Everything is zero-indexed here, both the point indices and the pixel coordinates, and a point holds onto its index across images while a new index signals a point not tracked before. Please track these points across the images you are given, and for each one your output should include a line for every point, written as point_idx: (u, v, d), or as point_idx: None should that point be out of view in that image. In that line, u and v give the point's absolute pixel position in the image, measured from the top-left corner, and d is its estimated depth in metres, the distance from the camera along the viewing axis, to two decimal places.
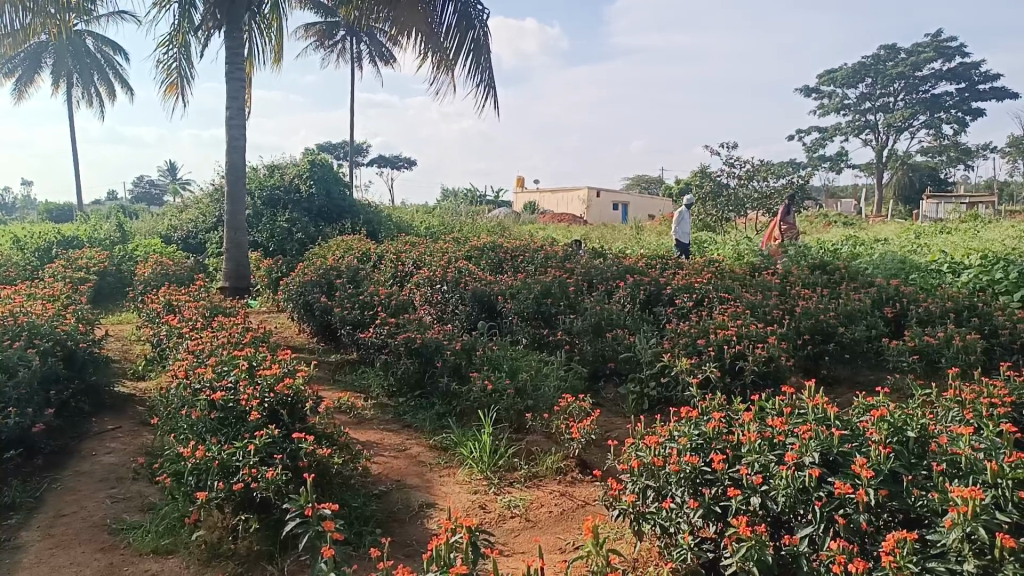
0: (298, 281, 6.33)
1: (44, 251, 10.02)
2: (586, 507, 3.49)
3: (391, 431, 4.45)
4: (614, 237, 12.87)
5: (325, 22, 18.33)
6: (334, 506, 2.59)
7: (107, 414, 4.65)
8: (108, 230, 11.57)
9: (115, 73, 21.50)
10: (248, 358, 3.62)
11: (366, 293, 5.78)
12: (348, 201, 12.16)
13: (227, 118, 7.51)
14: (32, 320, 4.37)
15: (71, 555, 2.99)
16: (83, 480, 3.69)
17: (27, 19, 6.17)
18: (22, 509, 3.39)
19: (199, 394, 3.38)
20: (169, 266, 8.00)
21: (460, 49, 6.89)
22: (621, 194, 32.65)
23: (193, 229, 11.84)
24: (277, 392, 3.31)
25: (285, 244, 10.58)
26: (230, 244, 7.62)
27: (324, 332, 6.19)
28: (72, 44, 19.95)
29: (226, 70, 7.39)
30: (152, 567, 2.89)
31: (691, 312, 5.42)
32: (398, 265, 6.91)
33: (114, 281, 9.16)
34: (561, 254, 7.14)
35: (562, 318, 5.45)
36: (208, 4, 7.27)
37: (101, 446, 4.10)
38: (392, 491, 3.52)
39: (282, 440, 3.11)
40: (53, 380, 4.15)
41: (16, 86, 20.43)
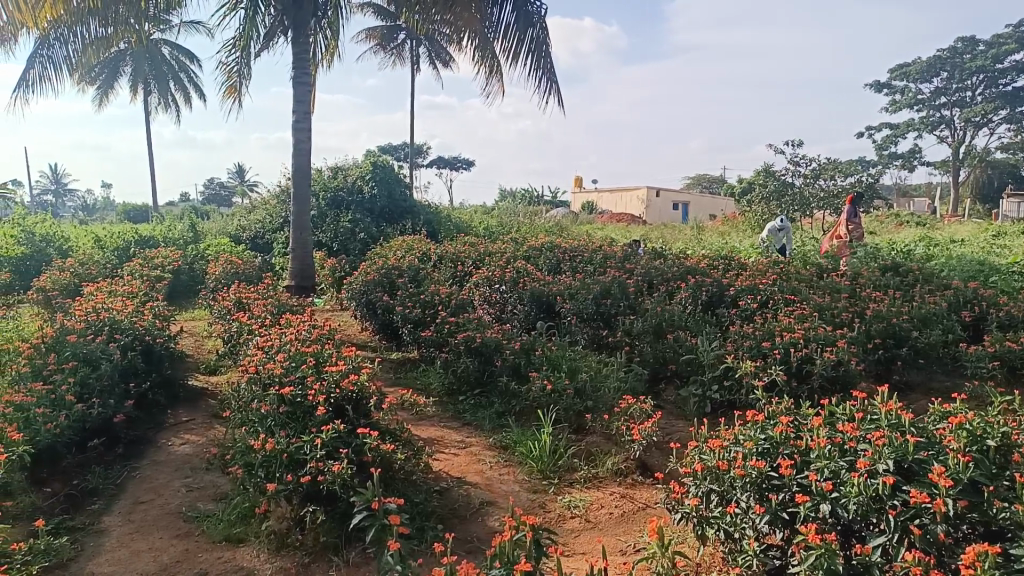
0: (360, 280, 6.47)
1: (122, 251, 10.51)
2: (647, 509, 3.47)
3: (451, 429, 4.51)
4: (674, 237, 12.70)
5: (387, 25, 18.66)
6: (399, 501, 2.64)
7: (182, 406, 4.86)
8: (182, 230, 12.07)
9: (189, 80, 22.46)
10: (315, 354, 3.72)
11: (427, 292, 5.87)
12: (409, 201, 12.34)
13: (294, 121, 7.72)
14: (113, 315, 4.61)
15: (150, 541, 3.13)
16: (160, 469, 3.86)
17: (108, 29, 6.49)
18: (104, 494, 3.57)
19: (269, 388, 3.49)
20: (239, 265, 8.27)
21: (517, 48, 6.90)
22: (681, 194, 32.15)
23: (260, 229, 12.23)
24: (342, 387, 3.39)
25: (348, 244, 10.82)
26: (296, 244, 7.85)
27: (386, 330, 6.31)
28: (151, 53, 20.87)
29: (293, 75, 7.60)
30: (225, 554, 3.01)
31: (756, 314, 5.31)
32: (457, 266, 6.99)
33: (186, 281, 9.53)
34: (621, 254, 7.09)
35: (622, 319, 5.41)
36: (277, 10, 7.49)
37: (176, 437, 4.29)
38: (454, 488, 3.55)
39: (347, 435, 3.18)
40: (133, 372, 4.37)
41: (99, 93, 21.48)
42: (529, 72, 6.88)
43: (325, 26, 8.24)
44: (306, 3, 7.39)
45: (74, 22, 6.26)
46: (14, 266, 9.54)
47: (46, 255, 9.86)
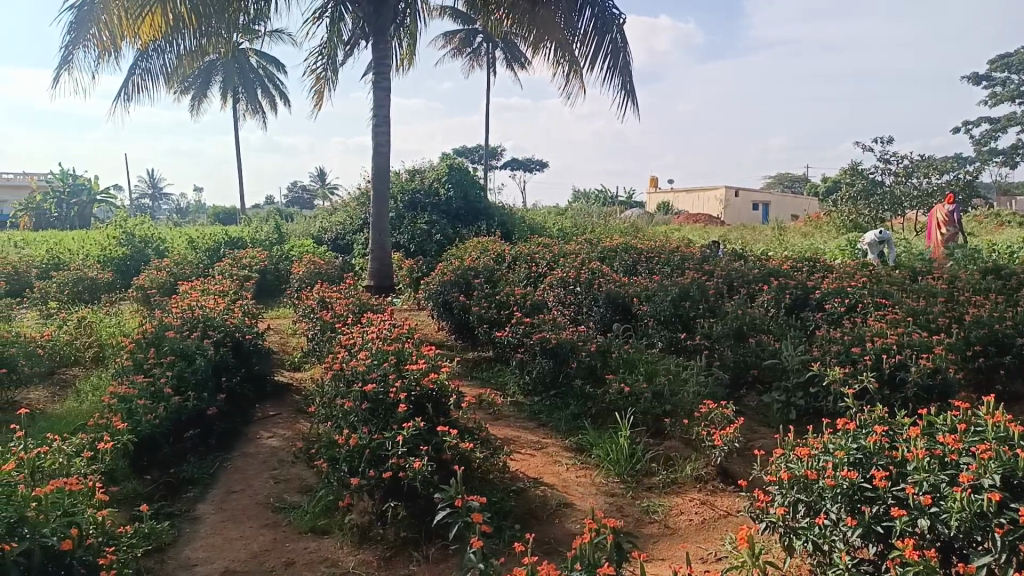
0: (437, 280, 6.56)
1: (213, 251, 11.03)
2: (729, 518, 3.39)
3: (527, 430, 4.53)
4: (754, 238, 12.35)
5: (464, 29, 18.91)
6: (479, 501, 2.67)
7: (269, 402, 5.06)
8: (268, 232, 12.56)
9: (275, 87, 23.37)
10: (397, 353, 3.79)
11: (502, 293, 5.90)
12: (484, 203, 12.42)
13: (374, 125, 7.91)
14: (206, 312, 4.83)
15: (241, 529, 3.27)
16: (249, 461, 4.03)
17: (202, 40, 6.81)
18: (199, 482, 3.76)
19: (352, 385, 3.58)
20: (322, 265, 8.54)
21: (595, 53, 6.87)
22: (761, 194, 31.23)
23: (341, 231, 12.60)
24: (423, 385, 3.45)
25: (424, 245, 11.02)
26: (375, 245, 8.04)
27: (462, 331, 6.38)
28: (240, 63, 21.81)
29: (374, 81, 7.80)
30: (310, 545, 3.12)
31: (843, 319, 5.10)
32: (532, 267, 7.00)
33: (273, 280, 9.92)
34: (699, 256, 6.94)
35: (701, 323, 5.31)
36: (359, 18, 7.69)
37: (263, 431, 4.47)
38: (530, 489, 3.56)
39: (428, 432, 3.23)
40: (225, 367, 4.58)
41: (192, 101, 22.60)
42: (606, 78, 6.87)
43: (404, 31, 8.41)
44: (387, 11, 7.55)
45: (171, 35, 6.59)
46: (117, 266, 10.14)
47: (145, 256, 10.45)
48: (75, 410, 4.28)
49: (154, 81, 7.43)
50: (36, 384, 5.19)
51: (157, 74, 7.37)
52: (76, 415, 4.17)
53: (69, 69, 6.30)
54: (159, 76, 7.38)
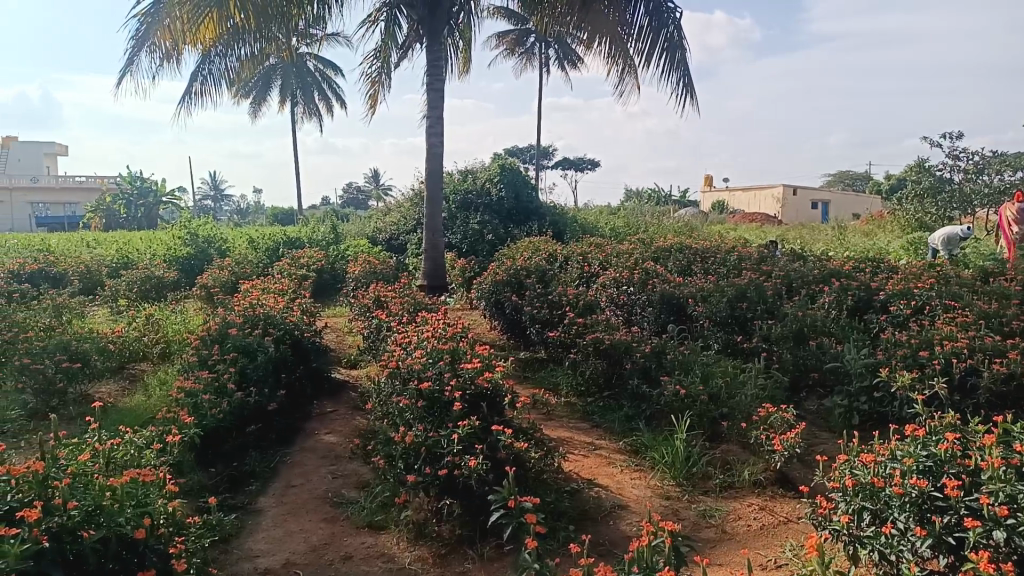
0: (490, 279, 6.58)
1: (272, 251, 11.33)
2: (789, 524, 3.31)
3: (580, 430, 4.52)
4: (814, 238, 12.03)
5: (517, 29, 18.94)
6: (535, 501, 2.67)
7: (326, 398, 5.17)
8: (325, 232, 12.83)
9: (332, 90, 23.86)
10: (452, 351, 3.82)
11: (555, 293, 5.90)
12: (536, 203, 12.40)
13: (427, 126, 8.00)
14: (267, 310, 4.96)
15: (301, 522, 3.35)
16: (308, 456, 4.12)
17: (261, 46, 7.02)
18: (260, 476, 3.87)
19: (408, 383, 3.63)
20: (377, 265, 8.68)
21: (650, 50, 6.78)
22: (821, 192, 30.39)
23: (395, 231, 12.78)
24: (477, 383, 3.47)
25: (476, 245, 11.10)
26: (429, 245, 8.12)
27: (514, 330, 6.40)
28: (298, 67, 22.32)
29: (427, 82, 7.88)
30: (367, 540, 3.18)
31: (909, 321, 4.93)
32: (585, 266, 6.97)
33: (329, 280, 10.14)
34: (757, 256, 6.80)
35: (759, 324, 5.20)
36: (415, 21, 7.80)
37: (321, 427, 4.57)
38: (584, 490, 3.55)
39: (482, 431, 3.25)
40: (284, 364, 4.69)
41: (252, 105, 23.26)
42: (662, 75, 6.78)
43: (457, 33, 8.48)
44: (442, 12, 7.61)
45: (232, 40, 6.81)
46: (182, 265, 10.51)
47: (208, 255, 10.79)
48: (144, 403, 4.45)
49: (216, 85, 7.65)
50: (107, 378, 5.42)
51: (219, 77, 7.59)
52: (145, 409, 4.33)
53: (132, 72, 6.57)
54: (222, 80, 7.60)
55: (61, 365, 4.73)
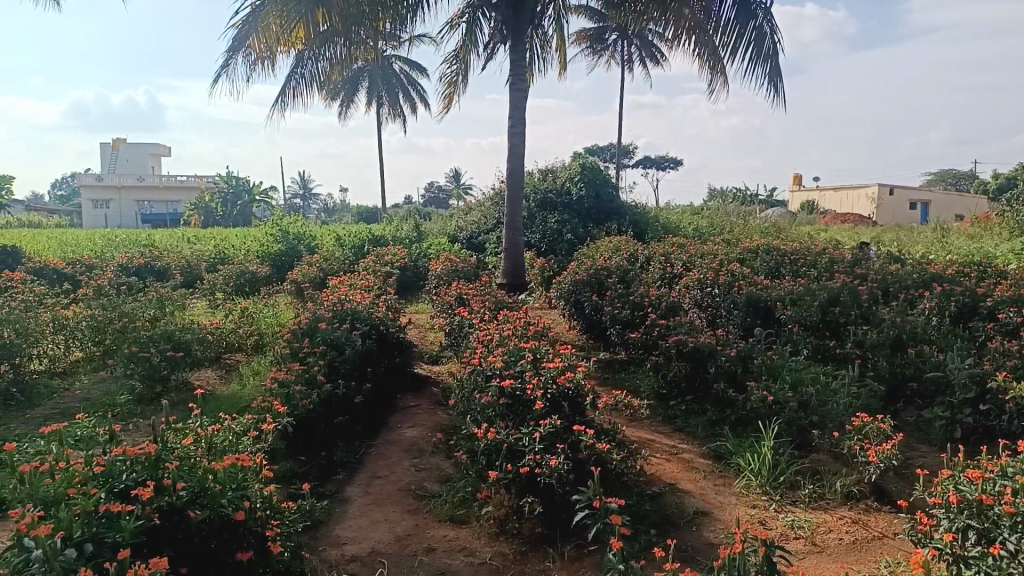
0: (570, 279, 6.56)
1: (358, 248, 11.66)
2: (884, 540, 3.17)
3: (662, 434, 4.46)
4: (912, 240, 11.40)
5: (598, 27, 18.81)
6: (621, 502, 2.66)
7: (408, 393, 5.29)
8: (408, 230, 13.12)
9: (415, 91, 24.35)
10: (533, 350, 3.83)
11: (637, 293, 5.83)
12: (617, 202, 12.28)
13: (509, 126, 8.05)
14: (354, 305, 5.10)
15: (386, 513, 3.44)
16: (392, 448, 4.23)
17: (349, 49, 7.24)
18: (347, 466, 4.00)
19: (490, 379, 3.67)
20: (458, 263, 8.81)
21: (736, 41, 6.57)
22: (920, 192, 28.80)
23: (476, 229, 12.92)
24: (559, 383, 3.46)
25: (556, 245, 11.09)
26: (509, 243, 8.18)
27: (594, 330, 6.36)
28: (384, 69, 22.89)
29: (510, 82, 7.92)
30: (450, 533, 3.24)
31: (1020, 330, 4.61)
32: (667, 267, 6.86)
33: (412, 277, 10.36)
34: (850, 258, 6.51)
35: (852, 330, 4.99)
36: (498, 20, 7.86)
37: (404, 421, 4.67)
38: (666, 494, 3.50)
39: (564, 431, 3.24)
40: (370, 358, 4.83)
41: (340, 108, 24.03)
42: (748, 68, 6.57)
43: (540, 32, 8.50)
44: (525, 12, 7.65)
45: (322, 43, 7.06)
46: (274, 261, 10.97)
47: (298, 252, 11.21)
48: (239, 392, 4.68)
49: (307, 89, 7.92)
50: (206, 367, 5.72)
51: (310, 81, 7.86)
52: (240, 397, 4.55)
53: (228, 74, 6.90)
54: (312, 83, 7.86)
55: (165, 354, 5.02)
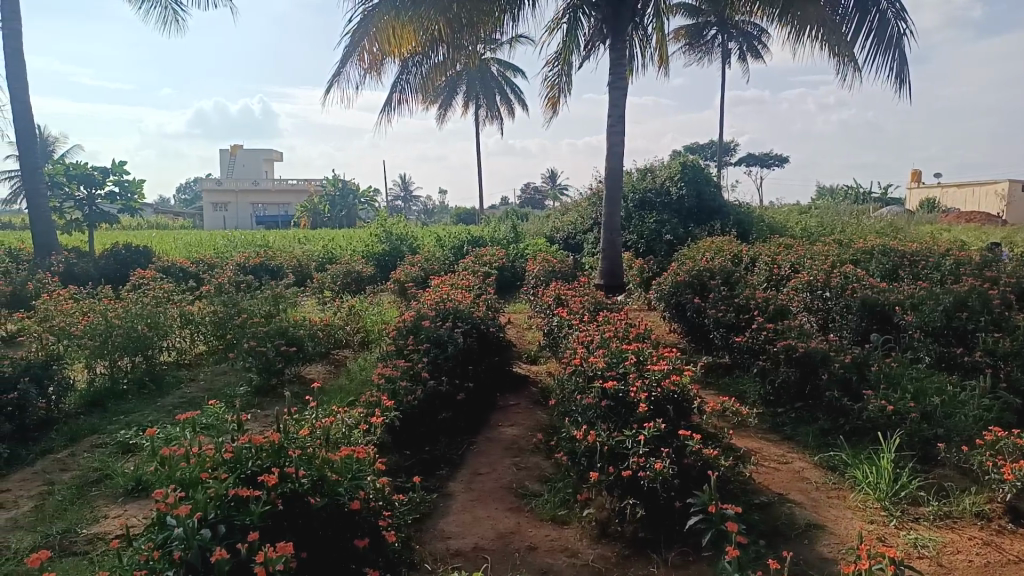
0: (671, 281, 6.43)
1: (457, 249, 11.89)
2: (1020, 564, 2.93)
3: (770, 442, 4.30)
4: None
5: (699, 22, 18.35)
6: (733, 510, 2.60)
7: (508, 392, 5.34)
8: (506, 231, 13.26)
9: (513, 93, 24.60)
10: (636, 352, 3.79)
11: (742, 296, 5.65)
12: (719, 201, 11.93)
13: (609, 125, 7.99)
14: (456, 304, 5.20)
15: (488, 509, 3.49)
16: (493, 446, 4.29)
17: (452, 52, 7.40)
18: (450, 462, 4.08)
19: (592, 380, 3.66)
20: (555, 264, 8.81)
21: (857, 28, 6.31)
22: None
23: (572, 230, 12.88)
24: (663, 386, 3.40)
25: (654, 245, 10.90)
26: (606, 244, 8.11)
27: (696, 333, 6.22)
28: (481, 72, 23.22)
29: (610, 81, 7.86)
30: (552, 532, 3.25)
31: None
32: (773, 269, 6.61)
33: (510, 277, 10.46)
34: (978, 260, 6.06)
35: (982, 337, 4.65)
36: (599, 19, 7.81)
37: (504, 420, 4.72)
38: (776, 504, 3.38)
39: (668, 435, 3.19)
40: (472, 356, 4.91)
41: (439, 112, 24.61)
42: (871, 57, 6.25)
43: (641, 29, 8.38)
44: (626, 10, 7.57)
45: (426, 48, 7.24)
46: (377, 261, 11.35)
47: (400, 252, 11.55)
48: (347, 387, 4.88)
49: (410, 93, 8.15)
50: (316, 361, 5.99)
51: (415, 87, 8.09)
52: (349, 392, 4.74)
53: (340, 83, 7.20)
54: (416, 89, 8.08)
55: (280, 348, 5.30)
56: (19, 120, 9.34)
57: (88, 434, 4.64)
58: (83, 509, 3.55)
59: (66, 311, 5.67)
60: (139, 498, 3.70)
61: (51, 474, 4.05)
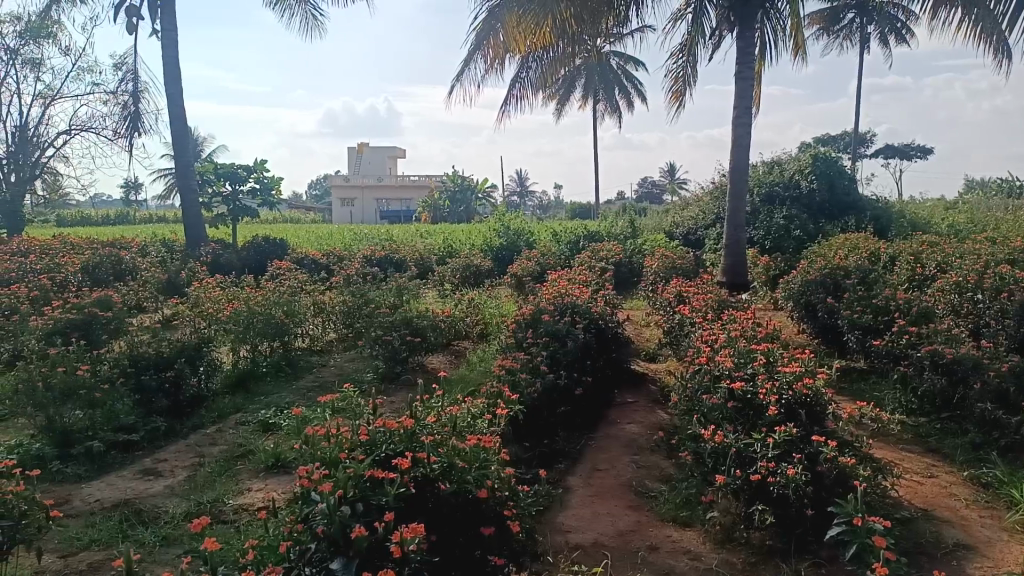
0: (800, 279, 6.10)
1: (574, 244, 11.87)
2: None
3: (911, 453, 4.01)
4: None
5: (834, 6, 17.30)
6: (880, 523, 2.44)
7: (626, 389, 5.28)
8: (623, 226, 13.10)
9: (632, 86, 24.25)
10: (766, 353, 3.64)
11: (880, 296, 5.29)
12: (854, 195, 11.23)
13: (735, 117, 7.70)
14: (575, 299, 5.18)
15: (607, 506, 3.46)
16: (611, 442, 4.26)
17: (572, 46, 7.38)
18: (569, 457, 4.09)
19: (719, 380, 3.55)
20: (676, 260, 8.61)
21: (1017, 11, 5.71)
22: None
23: (693, 225, 12.53)
24: (796, 390, 3.25)
25: (782, 242, 10.40)
26: (730, 240, 7.82)
27: (828, 335, 5.89)
28: (600, 65, 23.03)
29: (736, 71, 7.57)
30: (673, 534, 3.18)
31: None
32: (916, 268, 6.15)
33: (626, 273, 10.33)
34: None
35: None
36: (725, 7, 7.54)
37: (623, 416, 4.67)
38: (920, 521, 3.15)
39: (801, 441, 3.05)
40: (591, 351, 4.89)
41: (557, 107, 24.64)
42: None
43: (771, 16, 8.00)
44: None
45: (548, 44, 7.27)
46: (495, 255, 11.53)
47: (517, 247, 11.66)
48: (468, 377, 4.98)
49: (531, 89, 8.20)
50: (438, 352, 6.17)
51: (535, 83, 8.13)
52: (469, 382, 4.85)
53: (464, 81, 7.36)
54: (536, 84, 8.12)
55: (405, 338, 5.51)
56: (174, 122, 10.22)
57: (233, 412, 5.01)
58: (229, 481, 3.84)
59: (214, 298, 6.14)
60: (277, 473, 3.96)
61: (202, 447, 4.41)
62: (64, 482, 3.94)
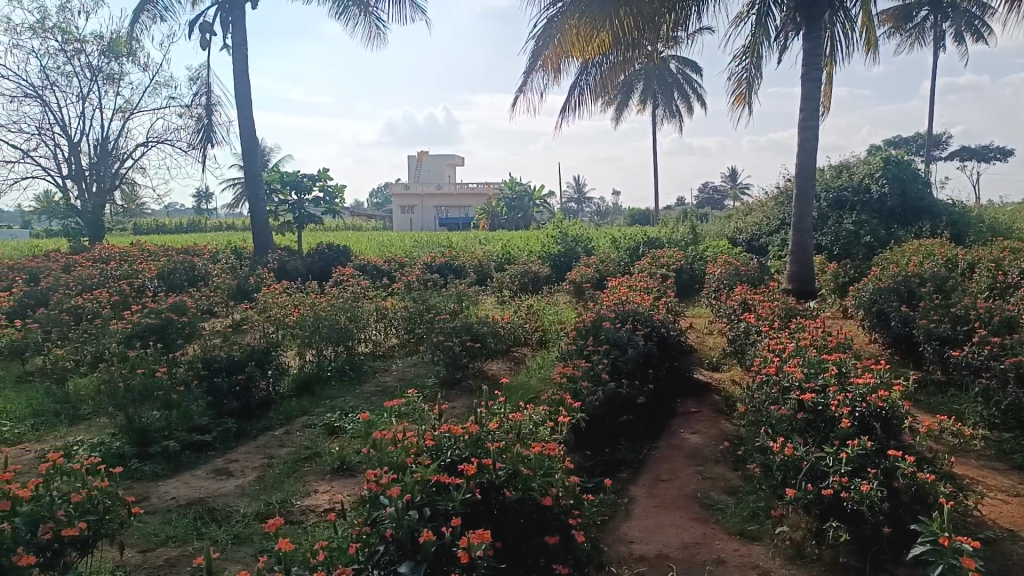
0: (872, 287, 5.89)
1: (633, 250, 11.75)
2: None
3: (995, 471, 3.82)
4: None
5: (906, 3, 16.69)
6: (968, 543, 2.33)
7: (689, 398, 5.18)
8: (684, 232, 12.91)
9: (693, 90, 23.89)
10: (837, 363, 3.53)
11: (959, 305, 5.06)
12: (929, 200, 10.79)
13: (802, 120, 7.51)
14: (636, 306, 5.12)
15: (671, 517, 3.41)
16: (674, 452, 4.19)
17: (634, 51, 7.33)
18: (631, 466, 4.04)
19: (787, 391, 3.46)
20: (739, 267, 8.42)
21: None
22: None
23: (756, 231, 12.25)
24: (869, 402, 3.14)
25: (851, 248, 10.06)
26: (796, 246, 7.61)
27: (901, 345, 5.66)
28: (659, 69, 22.77)
29: (803, 72, 7.38)
30: (741, 547, 3.11)
31: None
32: (998, 275, 5.86)
33: (688, 280, 10.16)
34: None
35: None
36: (791, 8, 7.37)
37: (686, 426, 4.59)
38: (1006, 541, 2.99)
39: (876, 455, 2.95)
40: (652, 360, 4.82)
41: (616, 113, 24.48)
42: None
43: (839, 15, 7.78)
44: None
45: (609, 50, 7.24)
46: (554, 262, 11.51)
47: (575, 253, 11.61)
48: (528, 384, 4.98)
49: (591, 95, 8.18)
50: (498, 358, 6.19)
51: (596, 89, 8.11)
52: (529, 389, 4.85)
53: (526, 90, 7.40)
54: (597, 90, 8.10)
55: (465, 344, 5.55)
56: (245, 133, 10.59)
57: (300, 415, 5.14)
58: (296, 482, 3.94)
59: (281, 303, 6.32)
60: (343, 475, 4.04)
61: (271, 449, 4.54)
62: (143, 479, 4.11)
